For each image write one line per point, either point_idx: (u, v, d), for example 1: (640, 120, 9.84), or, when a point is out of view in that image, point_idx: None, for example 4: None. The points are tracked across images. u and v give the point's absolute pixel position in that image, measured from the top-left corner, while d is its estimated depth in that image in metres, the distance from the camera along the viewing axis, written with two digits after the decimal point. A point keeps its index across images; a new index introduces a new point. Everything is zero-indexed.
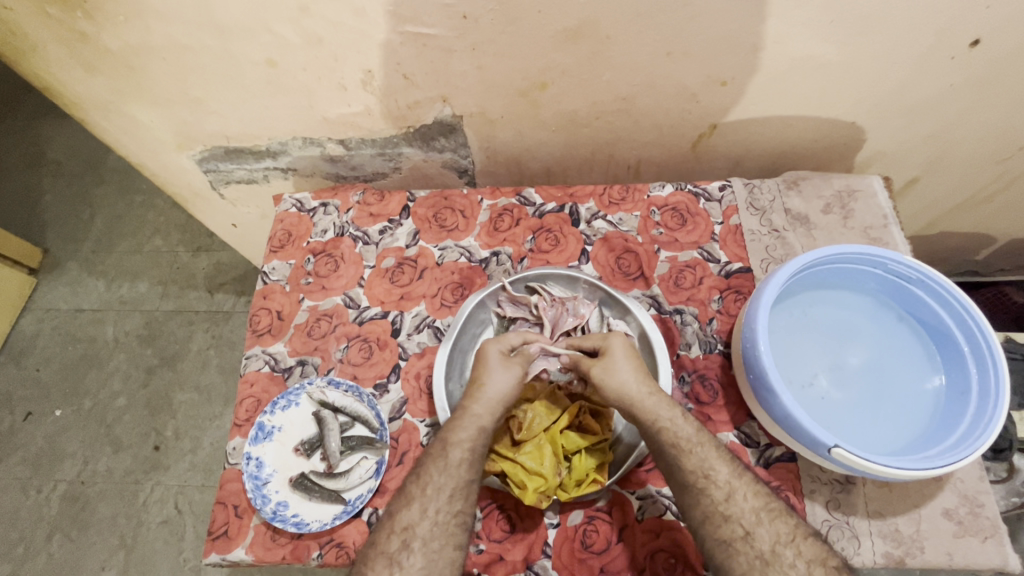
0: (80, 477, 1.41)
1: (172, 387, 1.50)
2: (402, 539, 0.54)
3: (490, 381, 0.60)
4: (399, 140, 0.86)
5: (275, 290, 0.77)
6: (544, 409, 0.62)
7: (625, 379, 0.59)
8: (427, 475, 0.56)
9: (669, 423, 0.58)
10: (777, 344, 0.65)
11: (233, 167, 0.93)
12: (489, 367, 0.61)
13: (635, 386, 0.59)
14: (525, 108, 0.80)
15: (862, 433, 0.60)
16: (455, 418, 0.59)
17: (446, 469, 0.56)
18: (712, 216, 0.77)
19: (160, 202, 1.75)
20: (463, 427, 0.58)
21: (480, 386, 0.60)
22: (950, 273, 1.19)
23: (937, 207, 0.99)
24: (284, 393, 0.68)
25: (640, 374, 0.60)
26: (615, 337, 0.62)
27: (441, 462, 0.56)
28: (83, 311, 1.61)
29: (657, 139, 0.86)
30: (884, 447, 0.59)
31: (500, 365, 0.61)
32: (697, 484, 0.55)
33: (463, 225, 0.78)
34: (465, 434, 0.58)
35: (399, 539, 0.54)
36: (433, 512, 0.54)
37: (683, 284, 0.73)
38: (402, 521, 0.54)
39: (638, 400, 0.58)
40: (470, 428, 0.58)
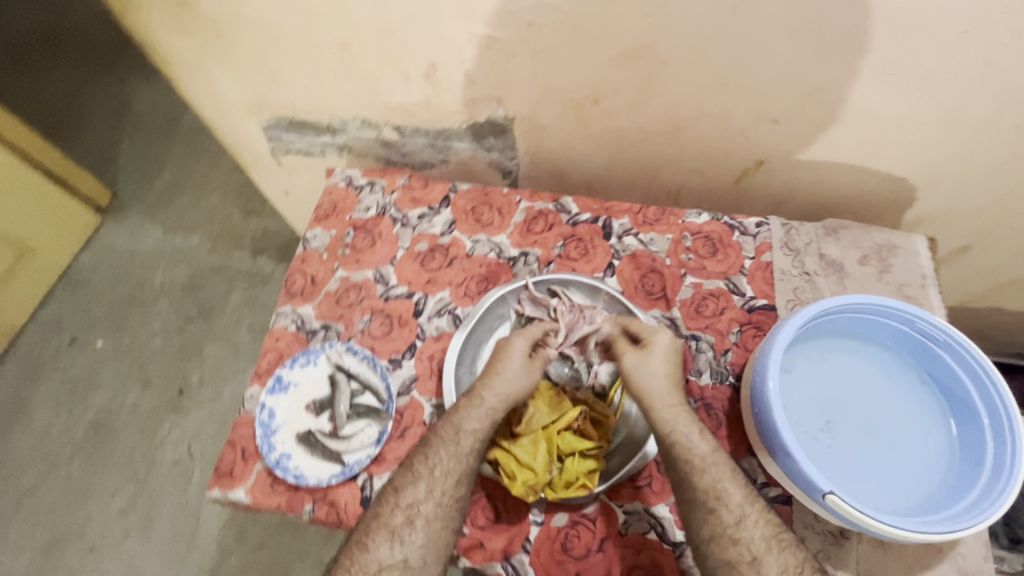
0: (108, 406, 1.50)
1: (205, 337, 1.58)
2: (406, 515, 0.56)
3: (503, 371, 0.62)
4: (452, 133, 0.90)
5: (312, 256, 0.80)
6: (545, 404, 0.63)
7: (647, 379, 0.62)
8: (437, 455, 0.58)
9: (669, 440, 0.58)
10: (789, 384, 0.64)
11: (295, 138, 0.99)
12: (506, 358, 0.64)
13: (663, 387, 0.61)
14: (576, 120, 0.82)
15: (864, 489, 0.59)
16: (459, 402, 0.61)
17: (456, 454, 0.58)
18: (744, 249, 0.77)
19: (224, 164, 1.86)
20: (478, 416, 0.60)
21: (490, 374, 0.62)
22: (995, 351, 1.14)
23: (984, 281, 0.95)
24: (306, 352, 0.72)
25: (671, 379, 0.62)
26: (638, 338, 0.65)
27: (456, 446, 0.58)
28: (137, 254, 1.72)
29: (701, 167, 0.87)
30: (884, 505, 0.58)
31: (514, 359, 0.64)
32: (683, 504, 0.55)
33: (498, 222, 0.81)
34: (479, 418, 0.60)
35: (404, 515, 0.56)
36: (439, 494, 0.57)
37: (704, 311, 0.73)
38: (408, 496, 0.57)
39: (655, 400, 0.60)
40: (483, 419, 0.60)
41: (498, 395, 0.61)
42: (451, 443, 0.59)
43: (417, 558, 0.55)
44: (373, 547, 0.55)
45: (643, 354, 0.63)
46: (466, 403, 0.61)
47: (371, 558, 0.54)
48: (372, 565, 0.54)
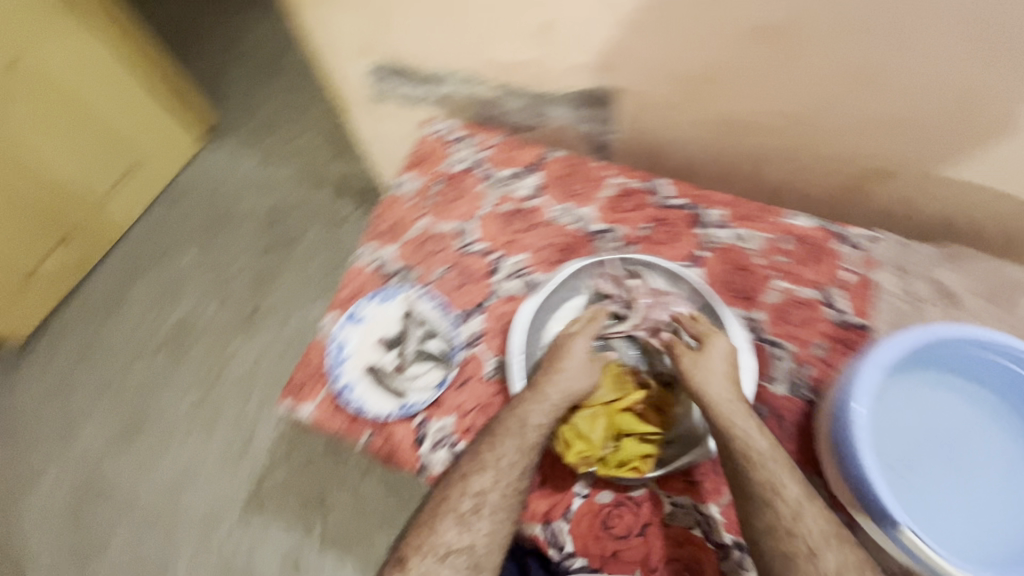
0: (190, 315, 1.63)
1: (281, 267, 1.67)
2: (473, 503, 0.60)
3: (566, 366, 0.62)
4: (551, 98, 0.88)
5: (400, 201, 0.82)
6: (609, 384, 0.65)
7: (707, 379, 0.60)
8: (502, 448, 0.59)
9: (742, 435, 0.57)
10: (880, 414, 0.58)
11: (395, 85, 1.00)
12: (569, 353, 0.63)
13: (724, 387, 0.59)
14: (686, 99, 0.78)
15: (939, 531, 0.55)
16: (524, 396, 0.61)
17: (521, 447, 0.59)
18: (846, 260, 0.71)
19: (317, 104, 1.93)
20: (542, 413, 0.60)
21: (553, 370, 0.62)
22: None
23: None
24: (383, 291, 0.74)
25: (732, 380, 0.60)
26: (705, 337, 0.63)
27: (519, 440, 0.59)
28: (231, 180, 1.83)
29: (811, 167, 0.81)
30: (959, 552, 0.54)
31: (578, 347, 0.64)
32: None
33: (585, 194, 0.79)
34: (543, 414, 0.60)
35: (472, 504, 0.59)
36: (503, 485, 0.59)
37: (790, 319, 0.69)
38: (473, 486, 0.59)
39: (716, 400, 0.59)
40: (546, 415, 0.60)
41: (561, 389, 0.61)
42: (515, 436, 0.60)
43: (483, 544, 0.60)
44: (441, 530, 0.60)
45: (698, 354, 0.62)
46: (530, 396, 0.61)
47: (440, 540, 0.60)
48: (441, 547, 0.60)
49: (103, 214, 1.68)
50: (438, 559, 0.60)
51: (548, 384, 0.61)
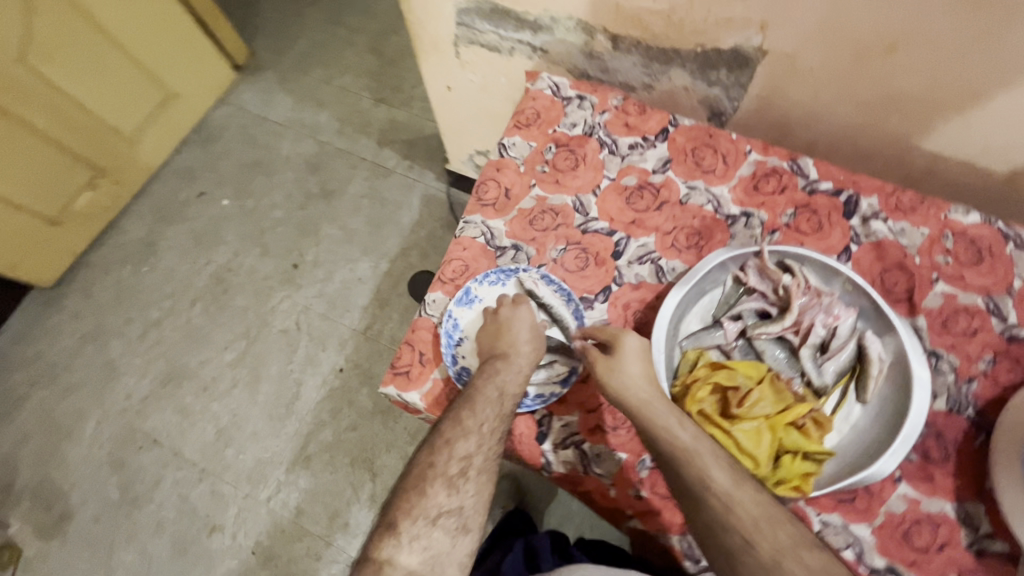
0: (228, 264, 1.56)
1: (323, 218, 1.59)
2: (460, 465, 0.55)
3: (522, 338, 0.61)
4: (677, 56, 0.78)
5: (509, 166, 0.74)
6: (767, 387, 0.56)
7: (626, 380, 0.55)
8: (482, 411, 0.56)
9: (675, 425, 0.52)
10: None
11: (488, 29, 0.89)
12: (520, 324, 0.62)
13: (643, 387, 0.54)
14: (846, 67, 0.68)
15: None
16: (497, 364, 0.59)
17: (501, 410, 0.57)
18: (1017, 265, 0.64)
19: (359, 41, 1.78)
20: (513, 374, 0.59)
21: (511, 340, 0.61)
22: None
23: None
24: (496, 269, 0.67)
25: (651, 377, 0.55)
26: (616, 337, 0.58)
27: (499, 403, 0.57)
28: (267, 121, 1.71)
29: (970, 155, 0.72)
30: None
31: (523, 328, 0.62)
32: None
33: (721, 172, 0.71)
34: (516, 379, 0.59)
35: (459, 465, 0.55)
36: (488, 445, 0.56)
37: (953, 327, 0.62)
38: (460, 449, 0.55)
39: (638, 401, 0.54)
40: (519, 376, 0.59)
41: (528, 354, 0.60)
42: (493, 400, 0.57)
43: (472, 505, 0.54)
44: (431, 492, 0.54)
45: (610, 357, 0.57)
46: (498, 378, 0.59)
47: (429, 504, 0.53)
48: (432, 509, 0.53)
49: (134, 150, 1.57)
50: (428, 521, 0.53)
51: (519, 351, 0.60)
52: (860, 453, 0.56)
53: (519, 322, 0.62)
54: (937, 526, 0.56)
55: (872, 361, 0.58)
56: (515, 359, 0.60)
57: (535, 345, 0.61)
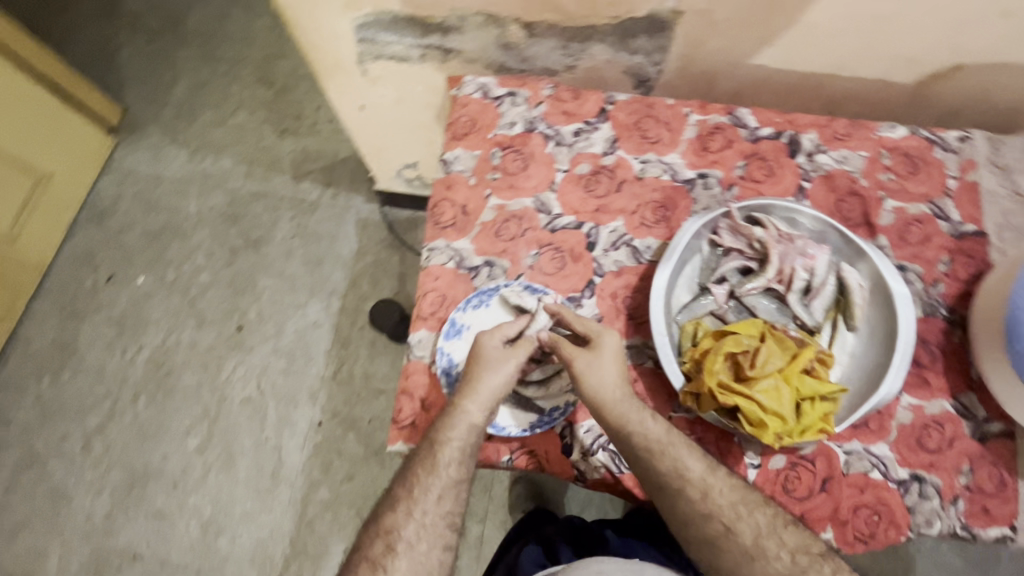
0: (164, 344, 1.42)
1: (256, 270, 1.47)
2: (387, 542, 0.54)
3: (481, 379, 0.57)
4: (595, 32, 0.76)
5: (458, 181, 0.70)
6: (769, 339, 0.58)
7: (605, 381, 0.57)
8: (415, 476, 0.56)
9: (646, 420, 0.56)
10: None
11: (393, 39, 0.83)
12: (482, 358, 0.58)
13: (617, 387, 0.57)
14: (758, 13, 0.70)
15: None
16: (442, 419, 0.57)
17: (434, 469, 0.55)
18: (946, 167, 0.69)
19: (244, 73, 1.64)
20: (452, 426, 0.56)
21: (471, 380, 0.58)
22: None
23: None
24: (476, 292, 0.64)
25: (625, 379, 0.58)
26: (598, 334, 0.60)
27: (431, 462, 0.56)
28: (164, 180, 1.55)
29: (882, 73, 0.77)
30: None
31: (486, 360, 0.58)
32: None
33: (669, 139, 0.71)
34: (460, 432, 0.56)
35: (383, 541, 0.54)
36: (418, 514, 0.54)
37: (910, 238, 0.66)
38: (387, 523, 0.55)
39: (614, 400, 0.56)
40: (461, 427, 0.56)
41: (479, 397, 0.57)
42: (430, 463, 0.56)
43: None
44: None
45: (591, 353, 0.58)
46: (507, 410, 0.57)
47: None
48: None
49: (17, 248, 1.38)
50: None
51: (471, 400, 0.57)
52: (866, 378, 0.59)
53: (483, 352, 0.59)
54: (943, 425, 0.60)
55: (854, 290, 0.60)
56: (467, 407, 0.57)
57: (496, 380, 0.57)
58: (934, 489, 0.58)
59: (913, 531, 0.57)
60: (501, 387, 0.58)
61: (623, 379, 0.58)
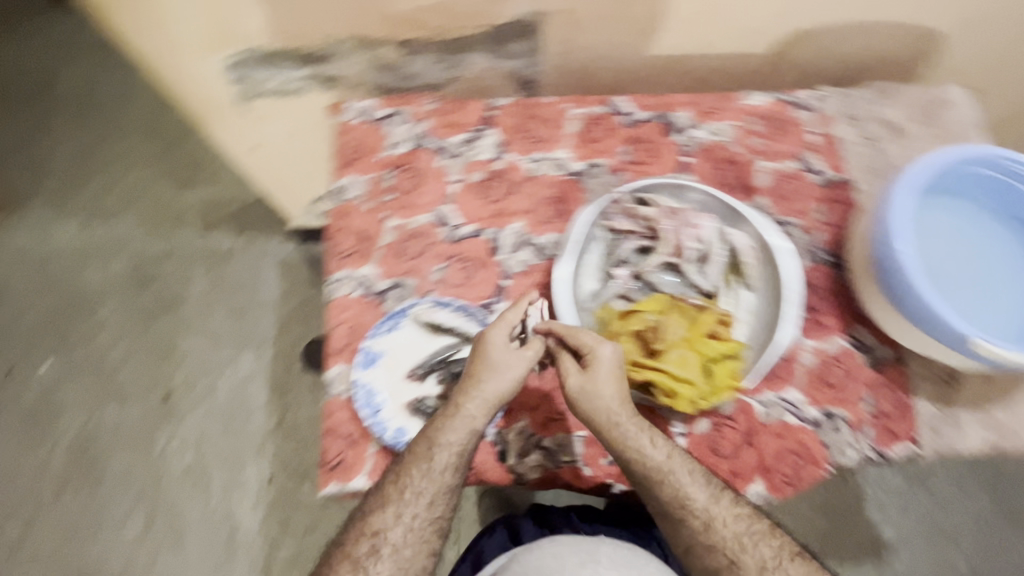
0: (84, 431, 1.32)
1: (176, 333, 1.39)
2: (371, 544, 0.57)
3: (484, 382, 0.57)
4: (468, 42, 0.77)
5: (353, 208, 0.69)
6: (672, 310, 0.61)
7: (604, 401, 0.56)
8: (408, 477, 0.56)
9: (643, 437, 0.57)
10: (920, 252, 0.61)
11: (268, 75, 0.81)
12: (486, 359, 0.57)
13: (618, 408, 0.56)
14: (614, 5, 0.73)
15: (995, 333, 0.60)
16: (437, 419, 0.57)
17: (427, 474, 0.56)
18: (807, 125, 0.75)
19: (129, 128, 1.54)
20: (452, 430, 0.56)
21: (471, 379, 0.57)
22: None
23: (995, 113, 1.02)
24: (387, 316, 0.63)
25: (624, 398, 0.57)
26: (594, 347, 0.57)
27: (425, 466, 0.56)
28: (57, 257, 1.44)
29: (740, 46, 0.82)
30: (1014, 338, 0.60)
31: (488, 362, 0.57)
32: None
33: (553, 136, 0.72)
34: (457, 436, 0.56)
35: (369, 542, 0.57)
36: (406, 519, 0.56)
37: (786, 194, 0.71)
38: (375, 525, 0.57)
39: (609, 422, 0.56)
40: (460, 431, 0.56)
41: (480, 401, 0.57)
42: (423, 464, 0.56)
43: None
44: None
45: (587, 373, 0.57)
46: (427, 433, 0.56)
47: None
48: None
49: None
50: None
51: (467, 402, 0.57)
52: (764, 330, 0.62)
53: (487, 352, 0.57)
54: (842, 361, 0.65)
55: (742, 252, 0.64)
56: (467, 410, 0.57)
57: (499, 384, 0.57)
58: (843, 421, 0.63)
59: (832, 464, 0.62)
60: (504, 388, 0.57)
61: (622, 396, 0.57)
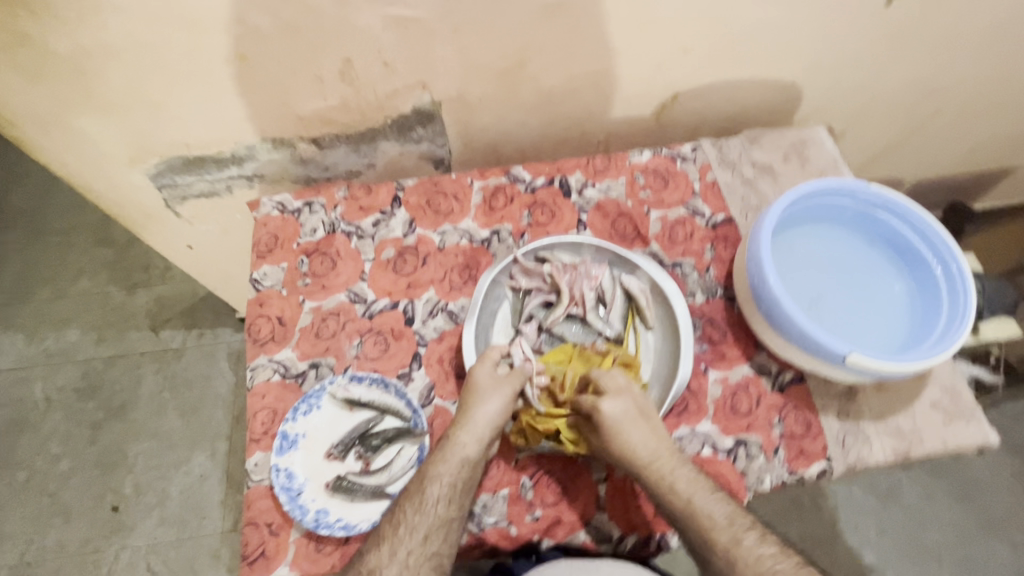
0: (26, 557, 1.24)
1: (126, 439, 1.35)
2: None
3: (475, 408, 0.60)
4: (377, 133, 0.84)
5: (271, 296, 0.72)
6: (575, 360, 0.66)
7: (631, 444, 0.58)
8: (402, 513, 0.56)
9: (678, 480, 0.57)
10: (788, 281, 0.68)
11: (193, 179, 0.86)
12: (477, 388, 0.61)
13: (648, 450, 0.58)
14: (502, 89, 0.81)
15: (872, 342, 0.66)
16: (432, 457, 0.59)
17: (422, 507, 0.56)
18: (690, 174, 0.82)
19: (78, 237, 1.57)
20: (445, 461, 0.58)
21: (466, 410, 0.60)
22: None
23: (873, 146, 1.13)
24: (304, 397, 0.64)
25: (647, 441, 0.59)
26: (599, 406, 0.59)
27: (419, 498, 0.56)
28: (1, 374, 1.41)
29: (627, 112, 0.91)
30: (891, 346, 0.65)
31: (482, 392, 0.61)
32: None
33: (458, 209, 0.78)
34: (451, 466, 0.57)
35: None
36: (404, 555, 0.54)
37: (677, 238, 0.77)
38: (370, 563, 0.54)
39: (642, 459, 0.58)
40: (452, 462, 0.57)
41: (472, 428, 0.59)
42: (415, 497, 0.56)
43: None
44: None
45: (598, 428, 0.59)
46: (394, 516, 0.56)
47: None
48: None
49: None
50: None
51: (462, 432, 0.59)
52: (668, 365, 0.67)
53: (477, 381, 0.61)
54: (749, 388, 0.68)
55: (637, 296, 0.68)
56: (460, 438, 0.58)
57: (489, 409, 0.60)
58: (758, 447, 0.65)
59: (750, 492, 0.64)
60: (495, 419, 0.60)
61: (648, 436, 0.59)
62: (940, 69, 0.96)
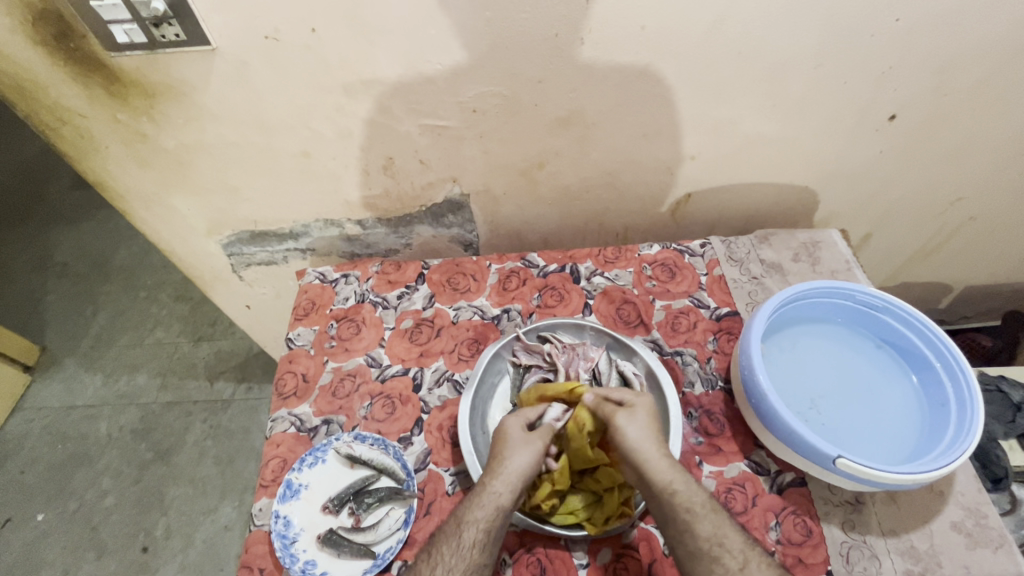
0: None
1: (166, 482, 1.44)
2: None
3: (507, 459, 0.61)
4: (413, 218, 0.95)
5: (300, 354, 0.81)
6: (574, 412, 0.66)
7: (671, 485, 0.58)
8: (438, 553, 0.55)
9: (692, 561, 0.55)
10: (785, 377, 0.69)
11: (256, 249, 1.00)
12: (512, 437, 0.63)
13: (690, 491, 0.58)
14: (524, 185, 0.91)
15: (878, 447, 0.64)
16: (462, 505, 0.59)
17: (458, 549, 0.55)
18: (697, 268, 0.86)
19: (162, 293, 1.79)
20: (481, 505, 0.58)
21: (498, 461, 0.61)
22: (929, 309, 1.31)
23: (904, 252, 1.13)
24: (312, 450, 0.70)
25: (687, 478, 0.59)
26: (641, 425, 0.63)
27: (456, 541, 0.56)
28: (75, 409, 1.58)
29: (641, 210, 0.98)
30: (899, 454, 0.63)
31: (513, 443, 0.62)
32: (690, 530, 0.56)
33: (475, 288, 0.86)
34: (487, 511, 0.57)
35: None
36: None
37: (680, 328, 0.80)
38: None
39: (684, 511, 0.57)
40: (487, 507, 0.58)
41: (505, 477, 0.59)
42: (452, 541, 0.56)
43: None
44: None
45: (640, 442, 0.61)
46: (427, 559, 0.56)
47: None
48: None
49: None
50: None
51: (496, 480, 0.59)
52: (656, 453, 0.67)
53: (514, 430, 0.64)
54: (745, 486, 0.66)
55: (632, 378, 0.71)
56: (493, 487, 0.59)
57: (521, 460, 0.61)
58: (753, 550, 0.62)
59: None
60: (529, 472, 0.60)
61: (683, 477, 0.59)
62: (964, 180, 0.97)
